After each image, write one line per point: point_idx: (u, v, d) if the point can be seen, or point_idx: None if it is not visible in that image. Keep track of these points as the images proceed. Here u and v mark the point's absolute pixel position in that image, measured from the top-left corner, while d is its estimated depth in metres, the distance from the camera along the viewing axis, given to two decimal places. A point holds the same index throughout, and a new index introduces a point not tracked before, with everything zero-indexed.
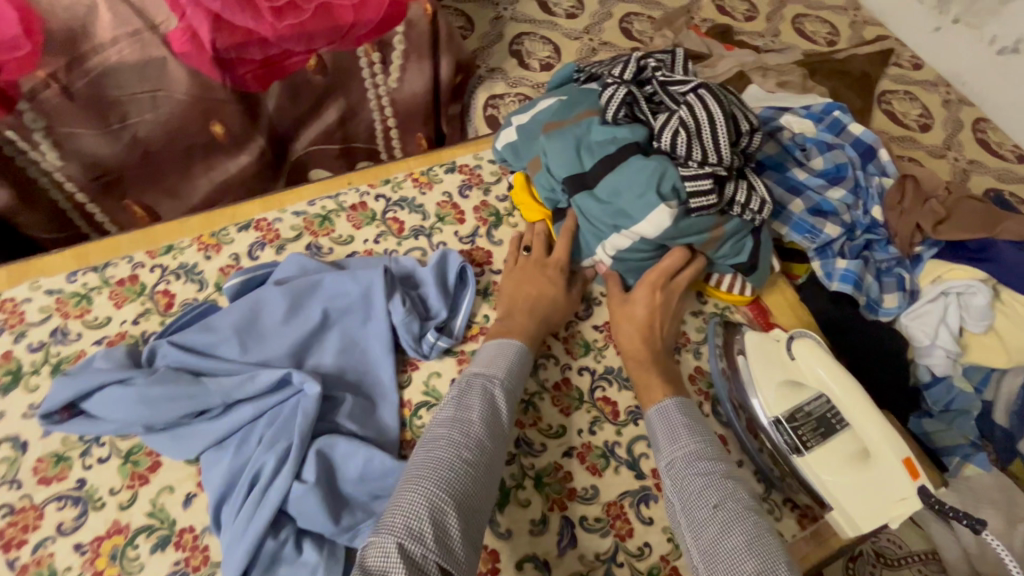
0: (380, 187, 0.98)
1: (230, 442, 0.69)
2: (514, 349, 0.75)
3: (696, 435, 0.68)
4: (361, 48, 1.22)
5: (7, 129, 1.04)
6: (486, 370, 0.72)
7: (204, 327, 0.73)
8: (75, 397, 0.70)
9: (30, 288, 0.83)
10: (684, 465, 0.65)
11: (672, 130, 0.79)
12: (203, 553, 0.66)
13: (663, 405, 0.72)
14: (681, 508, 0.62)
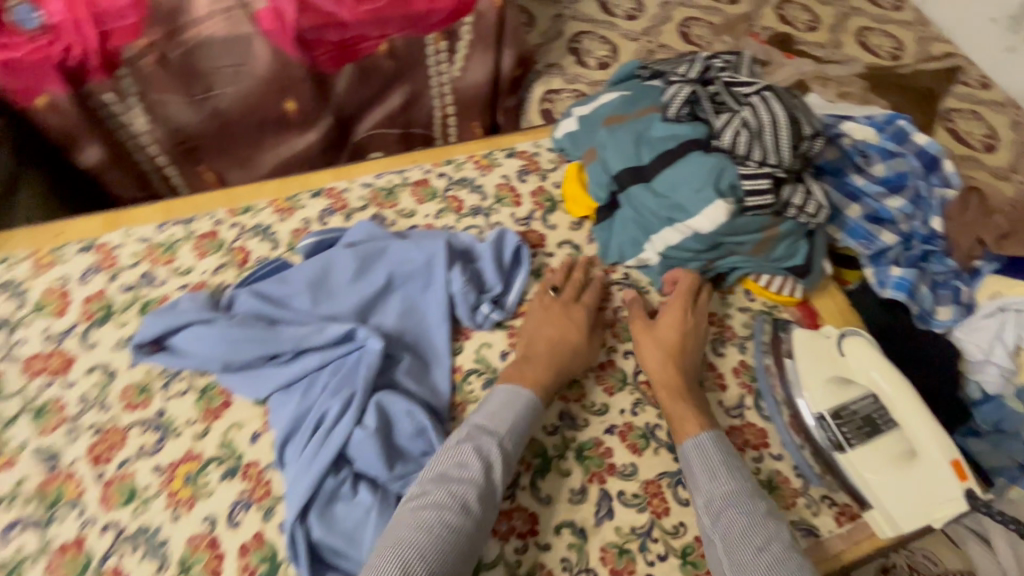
0: (443, 167, 1.02)
1: (297, 386, 0.75)
2: (527, 401, 0.72)
3: (735, 474, 0.68)
4: (430, 36, 1.27)
5: (106, 92, 1.13)
6: (488, 424, 0.69)
7: (282, 279, 0.80)
8: (165, 331, 0.76)
9: (124, 235, 0.90)
10: (726, 505, 0.66)
11: (733, 129, 0.78)
12: (267, 486, 0.71)
13: (699, 438, 0.72)
14: (721, 547, 0.63)
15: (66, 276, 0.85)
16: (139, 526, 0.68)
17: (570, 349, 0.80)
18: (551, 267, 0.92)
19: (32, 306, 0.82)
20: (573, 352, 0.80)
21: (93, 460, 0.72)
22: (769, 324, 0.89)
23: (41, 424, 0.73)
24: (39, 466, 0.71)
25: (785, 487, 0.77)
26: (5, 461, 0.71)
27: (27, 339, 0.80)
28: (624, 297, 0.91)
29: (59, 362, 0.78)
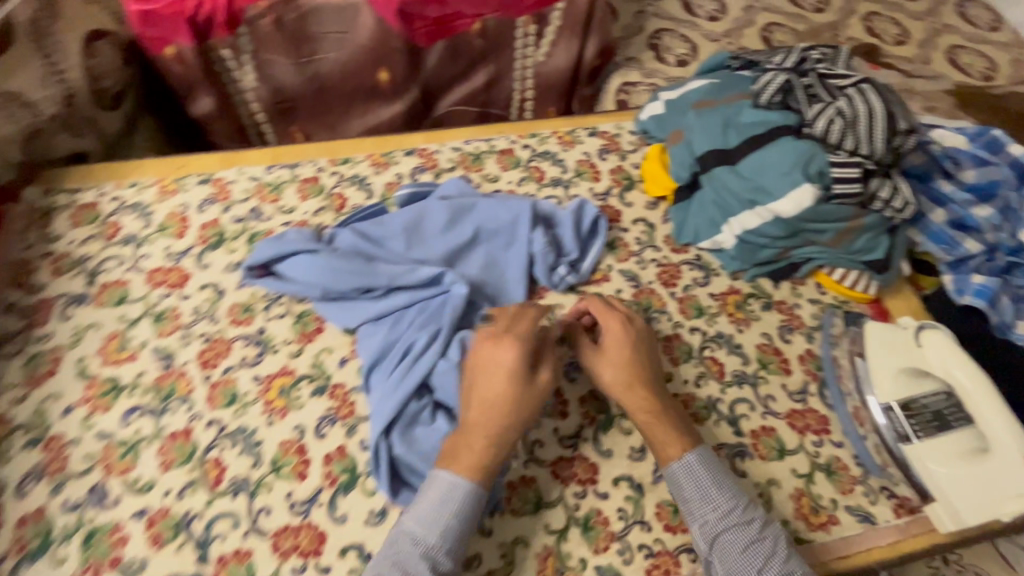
0: (528, 139, 1.07)
1: (387, 320, 0.81)
2: (467, 487, 0.64)
3: (726, 492, 0.68)
4: (521, 19, 1.31)
5: (225, 48, 1.22)
6: (422, 534, 0.62)
7: (380, 223, 0.87)
8: (274, 257, 0.84)
9: (237, 172, 0.98)
10: (721, 526, 0.66)
11: (827, 118, 0.80)
12: (350, 406, 0.78)
13: (687, 460, 0.70)
14: (719, 566, 0.65)
15: (186, 203, 0.94)
16: (239, 426, 0.75)
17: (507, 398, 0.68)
18: (625, 241, 0.96)
19: (157, 226, 0.91)
20: (510, 404, 0.68)
21: (203, 364, 0.79)
22: (839, 317, 0.90)
23: (160, 328, 0.82)
24: (156, 363, 0.79)
25: (843, 473, 0.78)
26: (128, 356, 0.79)
27: (151, 254, 0.88)
28: (694, 277, 0.93)
29: (177, 277, 0.86)
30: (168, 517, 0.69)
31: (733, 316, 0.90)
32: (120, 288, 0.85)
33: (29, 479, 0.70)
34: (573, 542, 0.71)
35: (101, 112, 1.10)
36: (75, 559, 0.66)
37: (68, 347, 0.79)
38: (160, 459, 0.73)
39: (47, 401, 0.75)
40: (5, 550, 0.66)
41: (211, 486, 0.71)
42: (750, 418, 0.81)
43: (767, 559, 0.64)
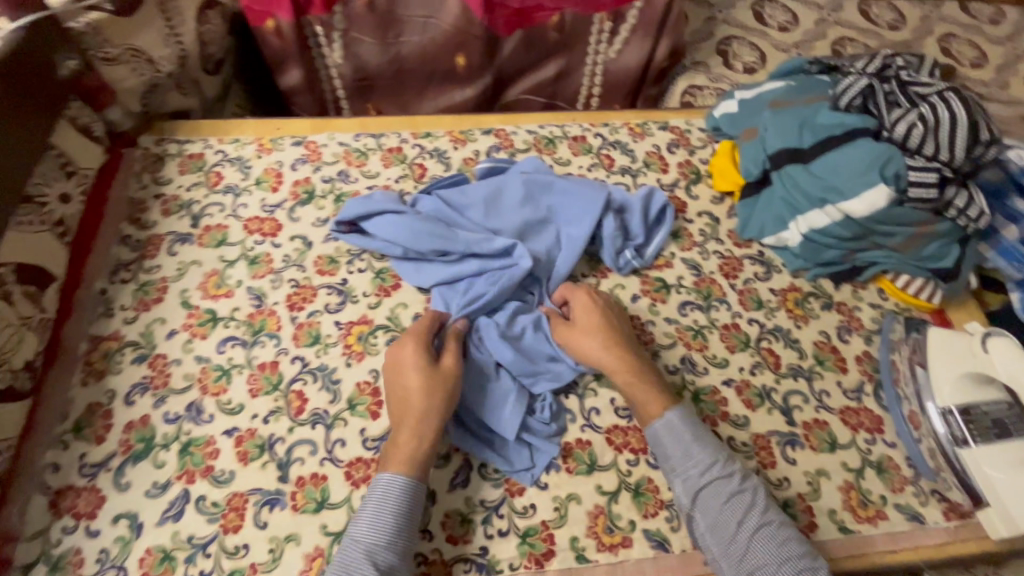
0: (600, 128, 1.11)
1: (460, 283, 0.87)
2: (400, 481, 0.67)
3: (704, 448, 0.71)
4: (598, 15, 1.34)
5: (317, 24, 1.28)
6: (370, 536, 0.63)
7: (462, 191, 0.93)
8: (360, 214, 0.90)
9: (328, 137, 1.05)
10: (701, 482, 0.69)
11: (908, 122, 0.82)
12: None
13: (662, 419, 0.74)
14: (702, 519, 0.68)
15: (281, 161, 1.01)
16: (320, 364, 0.82)
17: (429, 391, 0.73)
18: (689, 232, 0.98)
19: (254, 179, 0.99)
20: (421, 394, 0.73)
21: (290, 306, 0.86)
22: (900, 323, 0.90)
23: (254, 270, 0.89)
24: (249, 301, 0.86)
25: (894, 473, 0.79)
26: (225, 292, 0.87)
27: (248, 204, 0.96)
28: (755, 271, 0.95)
29: (271, 227, 0.94)
30: (255, 438, 0.76)
31: (792, 312, 0.91)
32: (220, 232, 0.93)
33: (136, 390, 0.78)
34: (623, 505, 0.74)
35: (204, 74, 1.14)
36: (172, 465, 0.73)
37: (174, 279, 0.87)
38: (249, 386, 0.79)
39: (154, 325, 0.83)
40: (113, 449, 0.74)
41: (293, 415, 0.78)
42: (803, 410, 0.83)
43: (746, 509, 0.67)
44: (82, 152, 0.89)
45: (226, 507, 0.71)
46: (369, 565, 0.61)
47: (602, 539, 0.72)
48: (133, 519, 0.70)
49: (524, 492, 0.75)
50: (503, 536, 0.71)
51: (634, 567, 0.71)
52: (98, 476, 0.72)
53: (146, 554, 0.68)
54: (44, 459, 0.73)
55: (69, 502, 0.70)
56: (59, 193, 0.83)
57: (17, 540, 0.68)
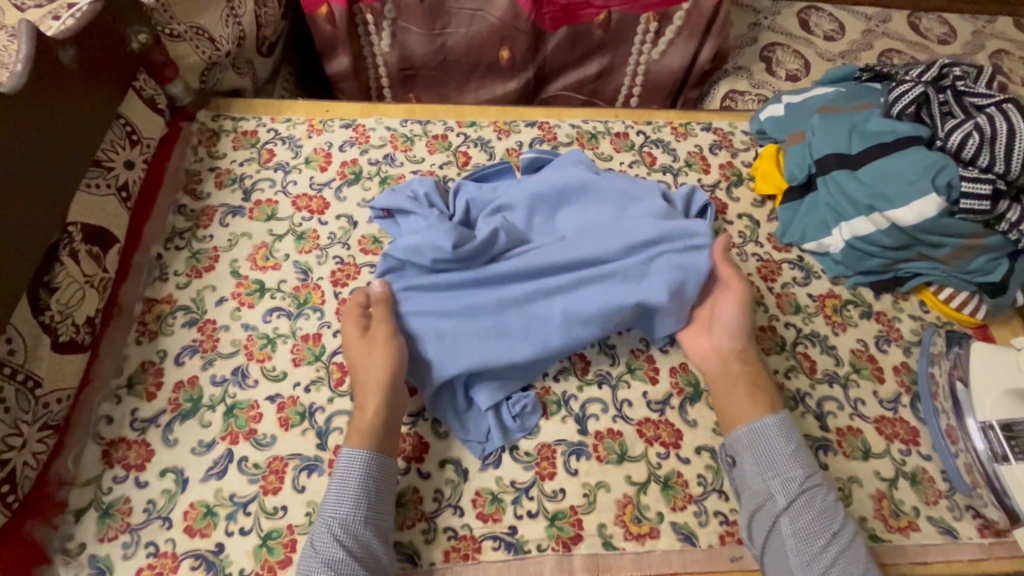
0: (643, 126, 1.11)
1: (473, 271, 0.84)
2: (362, 456, 0.69)
3: (801, 458, 0.71)
4: (645, 16, 1.30)
5: (369, 13, 1.28)
6: (337, 511, 0.65)
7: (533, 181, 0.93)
8: (397, 205, 0.91)
9: (375, 122, 1.08)
10: (794, 489, 0.68)
11: (964, 132, 0.82)
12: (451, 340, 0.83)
13: (764, 423, 0.73)
14: (789, 524, 0.67)
15: (330, 142, 1.04)
16: None
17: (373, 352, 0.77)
18: (728, 233, 0.98)
19: (304, 158, 1.02)
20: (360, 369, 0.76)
21: (334, 282, 0.89)
22: (941, 336, 0.88)
23: (301, 245, 0.92)
24: (296, 274, 0.89)
25: (928, 485, 0.78)
26: (273, 265, 0.90)
27: (297, 181, 0.99)
28: (794, 276, 0.94)
29: (318, 205, 0.96)
30: (296, 405, 0.78)
31: (830, 319, 0.90)
32: (270, 207, 0.96)
33: (185, 352, 0.81)
34: (652, 496, 0.75)
35: (258, 56, 1.18)
36: (217, 426, 0.76)
37: (224, 250, 0.91)
38: (292, 355, 0.82)
39: (205, 292, 0.86)
40: (163, 407, 0.77)
41: (333, 386, 0.80)
42: (838, 416, 0.82)
43: (837, 524, 0.67)
44: (147, 124, 0.93)
45: (267, 469, 0.73)
46: (335, 542, 0.63)
47: (630, 528, 0.73)
48: (179, 474, 0.73)
49: (554, 477, 0.75)
50: (532, 517, 0.73)
51: (661, 558, 0.71)
52: (148, 431, 0.75)
53: (189, 508, 0.70)
54: (99, 411, 0.76)
55: (120, 454, 0.74)
56: (124, 160, 0.86)
57: (72, 485, 0.71)
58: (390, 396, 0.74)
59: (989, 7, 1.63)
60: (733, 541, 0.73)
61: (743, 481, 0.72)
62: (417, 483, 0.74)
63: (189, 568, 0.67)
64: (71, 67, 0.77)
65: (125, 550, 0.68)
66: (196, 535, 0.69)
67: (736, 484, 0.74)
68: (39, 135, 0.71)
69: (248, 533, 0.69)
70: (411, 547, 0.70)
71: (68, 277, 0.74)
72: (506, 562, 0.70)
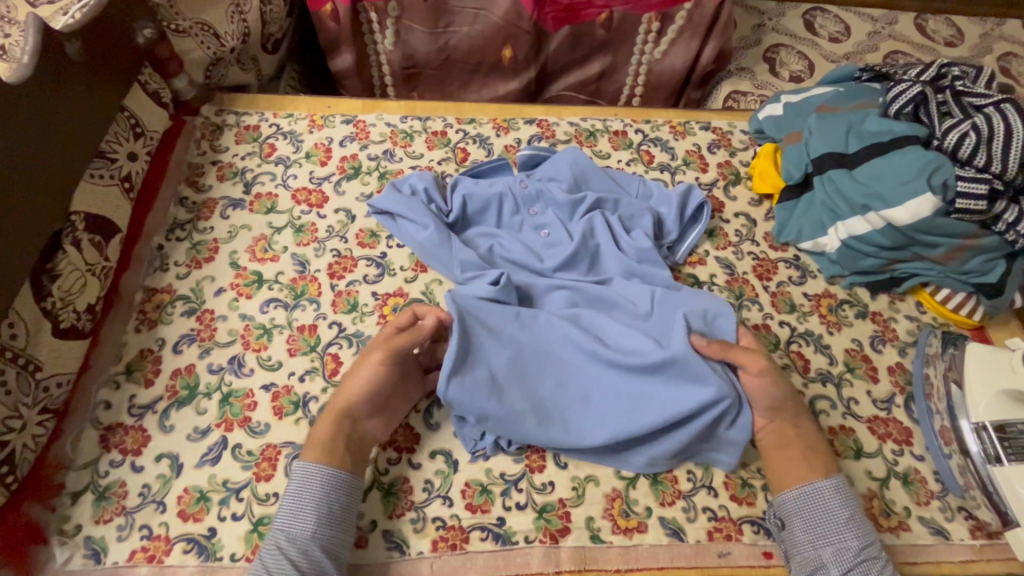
0: (641, 124, 1.12)
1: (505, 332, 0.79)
2: (319, 473, 0.68)
3: (856, 527, 0.68)
4: (647, 15, 1.29)
5: (372, 11, 1.29)
6: (289, 525, 0.65)
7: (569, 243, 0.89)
8: (393, 207, 0.92)
9: (376, 118, 1.09)
10: (848, 560, 0.65)
11: (960, 132, 0.82)
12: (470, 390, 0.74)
13: (816, 486, 0.71)
14: None
15: (330, 137, 1.05)
16: (356, 331, 0.85)
17: (352, 378, 0.75)
18: (725, 231, 0.99)
19: (304, 153, 1.03)
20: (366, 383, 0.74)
21: (331, 274, 0.90)
22: (937, 337, 0.88)
23: (299, 238, 0.93)
24: (293, 267, 0.90)
25: (921, 486, 0.78)
26: (271, 257, 0.91)
27: (298, 175, 1.00)
28: (790, 275, 0.94)
29: (317, 199, 0.98)
30: (290, 395, 0.79)
31: (825, 318, 0.90)
32: (270, 200, 0.97)
33: (184, 340, 0.83)
34: (640, 491, 0.75)
35: (263, 53, 1.20)
36: (213, 413, 0.77)
37: (224, 241, 0.92)
38: (288, 345, 0.83)
39: (204, 282, 0.88)
40: (160, 393, 0.78)
41: (327, 376, 0.81)
42: (830, 415, 0.82)
43: None
44: (151, 116, 0.95)
45: (260, 457, 0.74)
46: (281, 556, 0.63)
47: (618, 522, 0.73)
48: (174, 459, 0.74)
49: (543, 469, 0.76)
50: (520, 509, 0.73)
51: (649, 552, 0.71)
52: (145, 417, 0.77)
53: (183, 492, 0.72)
54: (98, 396, 0.78)
55: (117, 439, 0.75)
56: (127, 152, 0.88)
57: (70, 468, 0.73)
58: (360, 417, 0.74)
59: (998, 9, 1.61)
60: (721, 537, 0.73)
61: (793, 546, 0.70)
62: (408, 473, 0.75)
63: (182, 551, 0.68)
64: (75, 59, 0.78)
65: (120, 532, 0.69)
66: (189, 519, 0.70)
67: (786, 549, 0.71)
68: (49, 123, 0.73)
69: (240, 519, 0.70)
70: (400, 536, 0.71)
71: (70, 265, 0.75)
72: (493, 552, 0.70)
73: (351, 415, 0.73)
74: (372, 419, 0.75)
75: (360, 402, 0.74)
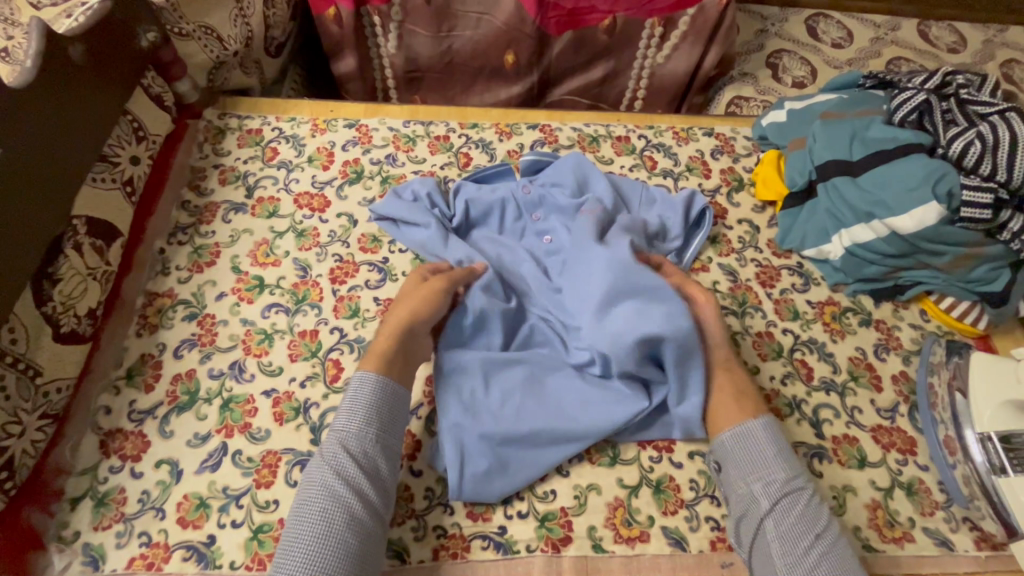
0: (644, 130, 1.12)
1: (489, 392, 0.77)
2: (379, 384, 0.72)
3: (785, 460, 0.70)
4: (650, 20, 1.29)
5: (375, 15, 1.28)
6: (344, 430, 0.68)
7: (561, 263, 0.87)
8: (397, 217, 0.93)
9: (378, 122, 1.09)
10: (775, 489, 0.67)
11: (965, 140, 0.82)
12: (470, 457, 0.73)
13: (749, 426, 0.73)
14: (773, 527, 0.65)
15: (333, 141, 1.05)
16: (358, 336, 0.84)
17: (419, 300, 0.79)
18: (728, 237, 0.98)
19: (306, 157, 1.03)
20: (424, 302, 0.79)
21: (333, 279, 0.90)
22: (941, 345, 0.87)
23: (301, 242, 0.93)
24: (295, 271, 0.90)
25: (925, 496, 0.77)
26: (272, 261, 0.91)
27: (300, 179, 1.00)
28: (793, 282, 0.94)
29: (319, 203, 0.97)
30: (291, 400, 0.79)
31: (829, 326, 0.90)
32: (272, 204, 0.97)
33: (185, 345, 0.82)
34: (643, 500, 0.75)
35: (266, 56, 1.20)
36: (213, 419, 0.77)
37: (226, 245, 0.92)
38: (289, 351, 0.83)
39: (205, 287, 0.88)
40: (160, 399, 0.78)
41: (328, 381, 0.81)
42: (833, 425, 0.81)
43: (823, 526, 0.65)
44: (154, 120, 0.94)
45: (260, 463, 0.74)
46: (343, 450, 0.67)
47: (620, 531, 0.72)
48: (173, 466, 0.73)
49: (545, 478, 0.76)
50: (522, 518, 0.73)
51: (651, 562, 0.71)
52: (145, 422, 0.76)
53: (183, 499, 0.71)
54: (98, 401, 0.78)
55: (117, 444, 0.75)
56: (129, 155, 0.88)
57: (70, 473, 0.72)
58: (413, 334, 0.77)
59: (1000, 15, 1.61)
60: (724, 547, 0.72)
61: (729, 486, 0.72)
62: (409, 480, 0.75)
63: (181, 559, 0.68)
64: (79, 63, 0.78)
65: (119, 539, 0.69)
66: (189, 526, 0.70)
67: (724, 489, 0.73)
68: (54, 131, 0.74)
69: (240, 526, 0.70)
70: (400, 544, 0.70)
71: (72, 269, 0.75)
72: (495, 562, 0.70)
73: (411, 330, 0.77)
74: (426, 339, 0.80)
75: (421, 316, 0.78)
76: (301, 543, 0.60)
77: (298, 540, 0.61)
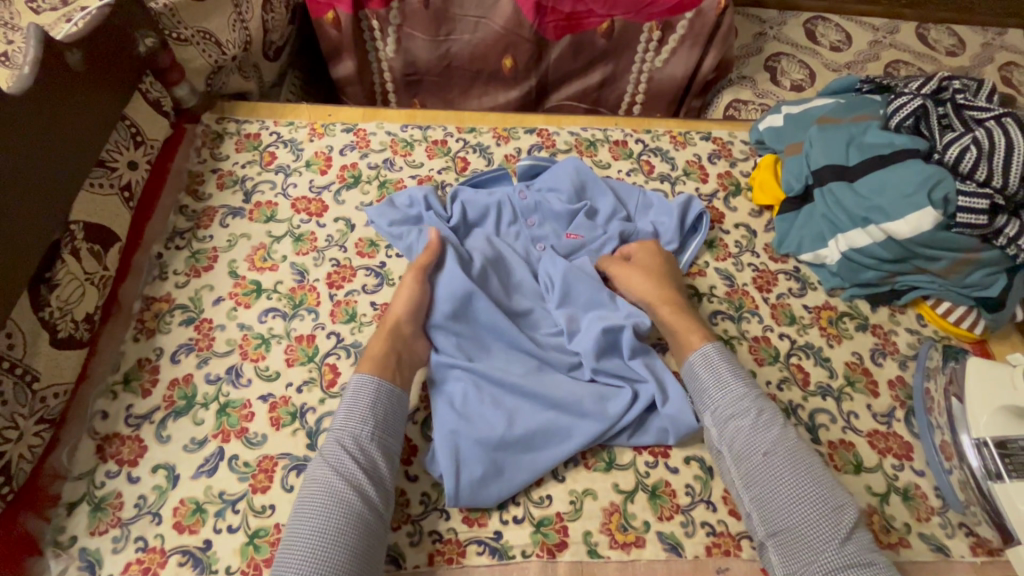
0: (642, 134, 1.12)
1: (484, 396, 0.77)
2: (373, 386, 0.72)
3: (737, 381, 0.75)
4: (648, 24, 1.29)
5: (374, 19, 1.29)
6: (342, 427, 0.69)
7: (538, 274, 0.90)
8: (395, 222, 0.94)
9: (376, 126, 1.09)
10: (722, 416, 0.74)
11: (960, 147, 0.83)
12: (463, 462, 0.72)
13: (700, 354, 0.78)
14: (729, 450, 0.72)
15: (331, 145, 1.05)
16: (354, 341, 0.85)
17: (397, 299, 0.82)
18: (725, 242, 0.99)
19: (304, 161, 1.03)
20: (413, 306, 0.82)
21: (330, 284, 0.90)
22: (937, 350, 0.88)
23: (298, 247, 0.93)
24: (292, 276, 0.90)
25: (921, 501, 0.77)
26: (270, 266, 0.91)
27: (297, 184, 1.00)
28: (790, 287, 0.94)
29: (317, 207, 0.98)
30: (288, 405, 0.79)
31: (825, 330, 0.90)
32: (270, 209, 0.97)
33: (182, 350, 0.83)
34: (638, 505, 0.75)
35: (265, 61, 1.20)
36: (210, 423, 0.77)
37: (223, 250, 0.92)
38: (286, 355, 0.83)
39: (202, 291, 0.88)
40: (157, 404, 0.78)
41: (325, 387, 0.81)
42: (830, 430, 0.81)
43: (774, 439, 0.70)
44: (151, 125, 0.95)
45: (257, 468, 0.74)
46: (340, 449, 0.67)
47: (615, 536, 0.73)
48: (170, 470, 0.74)
49: (541, 483, 0.76)
50: (518, 523, 0.73)
51: (647, 567, 0.71)
52: (142, 426, 0.77)
53: (179, 504, 0.71)
54: (95, 406, 0.78)
55: (114, 449, 0.75)
56: (127, 160, 0.88)
57: (66, 478, 0.73)
58: (402, 336, 0.79)
59: (997, 17, 1.62)
60: (720, 552, 0.72)
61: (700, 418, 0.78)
62: (405, 485, 0.75)
63: (177, 564, 0.68)
64: (77, 70, 0.78)
65: (115, 544, 0.69)
66: (185, 531, 0.70)
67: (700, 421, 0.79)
68: (52, 138, 0.74)
69: (235, 531, 0.70)
70: (396, 549, 0.70)
71: (68, 273, 0.75)
72: (491, 566, 0.70)
73: (401, 332, 0.79)
74: (421, 339, 0.81)
75: (407, 316, 0.80)
76: (304, 538, 0.61)
77: (300, 534, 0.61)
